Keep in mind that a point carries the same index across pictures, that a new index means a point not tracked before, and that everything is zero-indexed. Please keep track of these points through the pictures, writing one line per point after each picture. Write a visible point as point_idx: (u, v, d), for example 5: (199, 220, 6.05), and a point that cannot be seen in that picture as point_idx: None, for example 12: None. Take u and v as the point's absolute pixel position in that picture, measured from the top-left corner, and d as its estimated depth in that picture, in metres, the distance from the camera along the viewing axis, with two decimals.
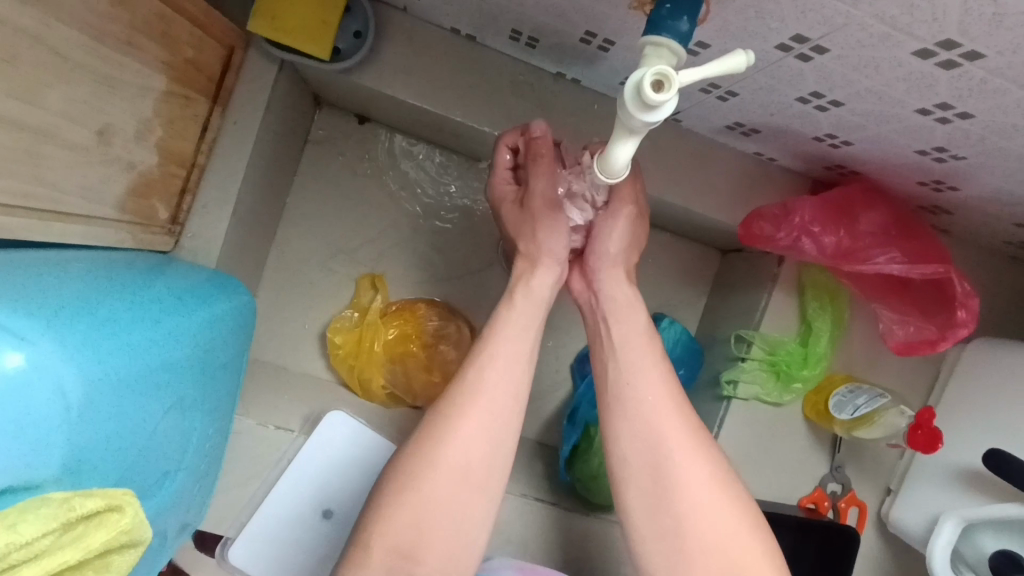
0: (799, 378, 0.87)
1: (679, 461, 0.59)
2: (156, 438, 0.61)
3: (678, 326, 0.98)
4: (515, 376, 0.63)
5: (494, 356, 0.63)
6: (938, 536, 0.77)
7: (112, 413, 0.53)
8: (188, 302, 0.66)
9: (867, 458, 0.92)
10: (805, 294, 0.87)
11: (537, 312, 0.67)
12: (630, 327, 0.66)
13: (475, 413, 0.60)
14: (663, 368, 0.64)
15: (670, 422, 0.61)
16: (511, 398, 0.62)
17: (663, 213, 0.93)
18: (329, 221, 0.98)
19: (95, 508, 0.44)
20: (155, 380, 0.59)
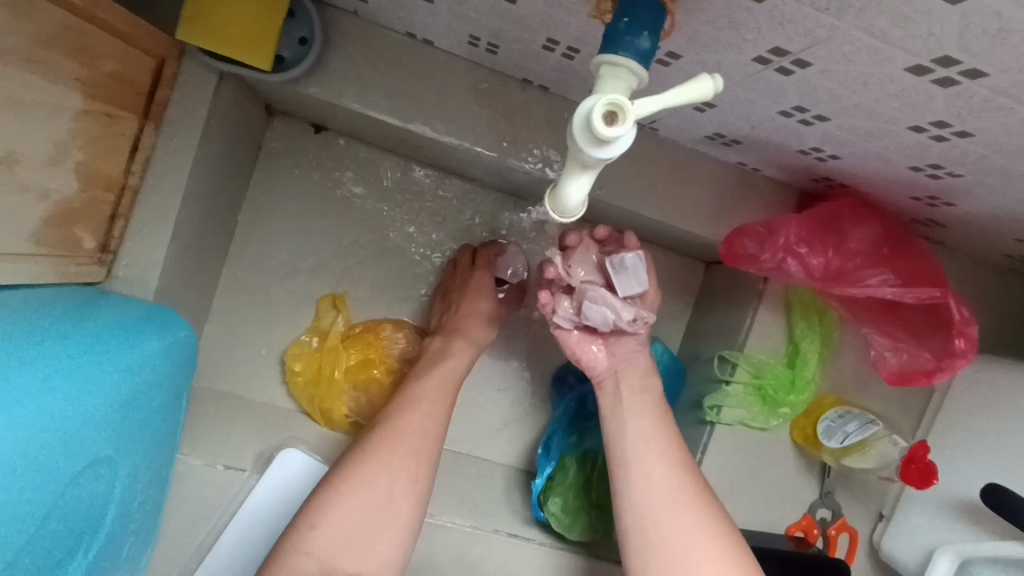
0: (785, 403, 0.82)
1: (656, 501, 0.65)
2: (72, 500, 0.54)
3: (659, 345, 0.92)
4: (424, 442, 0.70)
5: (415, 399, 0.74)
6: (932, 571, 0.73)
7: (9, 481, 0.47)
8: (115, 348, 0.59)
9: (856, 482, 0.88)
10: (792, 313, 0.82)
11: (450, 386, 0.77)
12: (625, 387, 0.73)
13: (383, 468, 0.67)
14: (668, 442, 0.70)
15: (675, 489, 0.66)
16: (422, 446, 0.70)
17: (641, 225, 0.87)
18: (286, 237, 0.91)
19: None
20: (60, 446, 0.52)
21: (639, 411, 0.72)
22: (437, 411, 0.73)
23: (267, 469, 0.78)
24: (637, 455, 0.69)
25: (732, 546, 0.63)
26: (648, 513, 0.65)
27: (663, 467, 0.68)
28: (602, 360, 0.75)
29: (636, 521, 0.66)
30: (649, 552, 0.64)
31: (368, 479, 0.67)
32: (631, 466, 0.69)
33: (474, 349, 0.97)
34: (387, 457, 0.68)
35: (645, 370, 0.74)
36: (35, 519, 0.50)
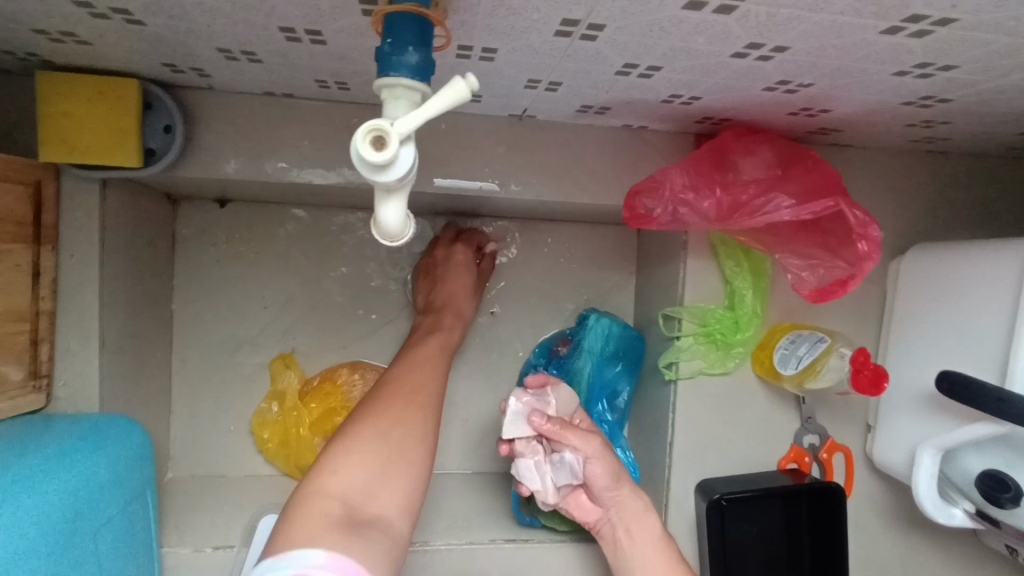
0: (737, 342, 0.82)
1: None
2: None
3: (606, 318, 0.90)
4: (422, 388, 0.67)
5: (400, 372, 0.68)
6: (920, 472, 0.71)
7: None
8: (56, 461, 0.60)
9: (837, 401, 0.87)
10: (719, 255, 0.81)
11: (446, 353, 0.75)
12: (631, 511, 0.76)
13: (384, 422, 0.61)
14: (665, 551, 0.74)
15: None
16: (413, 417, 0.63)
17: (555, 209, 0.87)
18: (221, 314, 0.92)
19: None
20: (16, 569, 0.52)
21: (641, 530, 0.75)
22: (431, 367, 0.70)
23: (252, 539, 0.78)
24: (644, 567, 0.74)
25: None
26: None
27: (660, 573, 0.73)
28: (595, 513, 0.78)
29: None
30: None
31: (367, 445, 0.60)
32: None
33: None
34: (386, 414, 0.62)
35: (642, 511, 0.76)
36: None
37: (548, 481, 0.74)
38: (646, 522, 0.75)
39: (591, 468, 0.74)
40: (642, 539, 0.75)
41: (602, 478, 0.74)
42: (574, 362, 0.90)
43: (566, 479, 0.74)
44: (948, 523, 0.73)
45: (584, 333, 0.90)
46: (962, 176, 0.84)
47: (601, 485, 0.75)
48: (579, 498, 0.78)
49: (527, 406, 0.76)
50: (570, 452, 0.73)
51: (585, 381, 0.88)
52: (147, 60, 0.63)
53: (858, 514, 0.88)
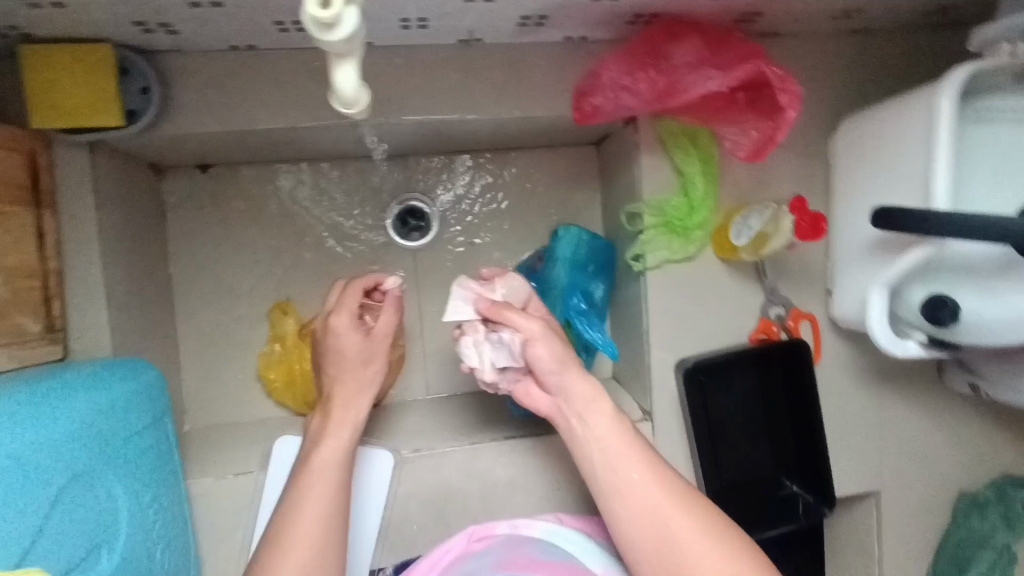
0: (694, 227, 0.88)
1: (630, 490, 0.70)
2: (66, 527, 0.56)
3: (574, 228, 0.96)
4: (324, 515, 0.72)
5: (321, 458, 0.75)
6: (871, 310, 0.78)
7: None
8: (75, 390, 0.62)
9: (797, 273, 0.94)
10: (669, 148, 0.87)
11: (337, 472, 0.75)
12: (581, 397, 0.74)
13: (294, 555, 0.68)
14: (620, 435, 0.73)
15: (641, 479, 0.70)
16: (330, 534, 0.71)
17: (515, 131, 0.93)
18: (216, 273, 0.98)
19: None
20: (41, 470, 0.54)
21: (594, 414, 0.73)
22: (331, 481, 0.74)
23: (270, 463, 0.84)
24: (612, 451, 0.72)
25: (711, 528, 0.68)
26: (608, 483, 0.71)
27: (620, 462, 0.72)
28: (544, 403, 0.76)
29: (612, 496, 0.71)
30: (630, 508, 0.70)
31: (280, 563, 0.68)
32: (631, 500, 0.70)
33: (425, 304, 1.04)
34: (305, 512, 0.71)
35: (594, 394, 0.74)
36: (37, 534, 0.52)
37: (485, 358, 0.74)
38: (599, 406, 0.73)
39: (530, 345, 0.72)
40: (595, 429, 0.73)
41: (545, 358, 0.73)
42: (548, 272, 0.96)
43: (506, 359, 0.74)
44: (904, 355, 0.80)
45: (557, 244, 0.96)
46: (884, 51, 0.90)
47: (541, 367, 0.73)
48: (529, 386, 0.77)
49: (474, 292, 0.79)
50: (506, 330, 0.74)
51: (559, 283, 0.94)
52: (117, 19, 0.68)
53: (828, 375, 0.96)
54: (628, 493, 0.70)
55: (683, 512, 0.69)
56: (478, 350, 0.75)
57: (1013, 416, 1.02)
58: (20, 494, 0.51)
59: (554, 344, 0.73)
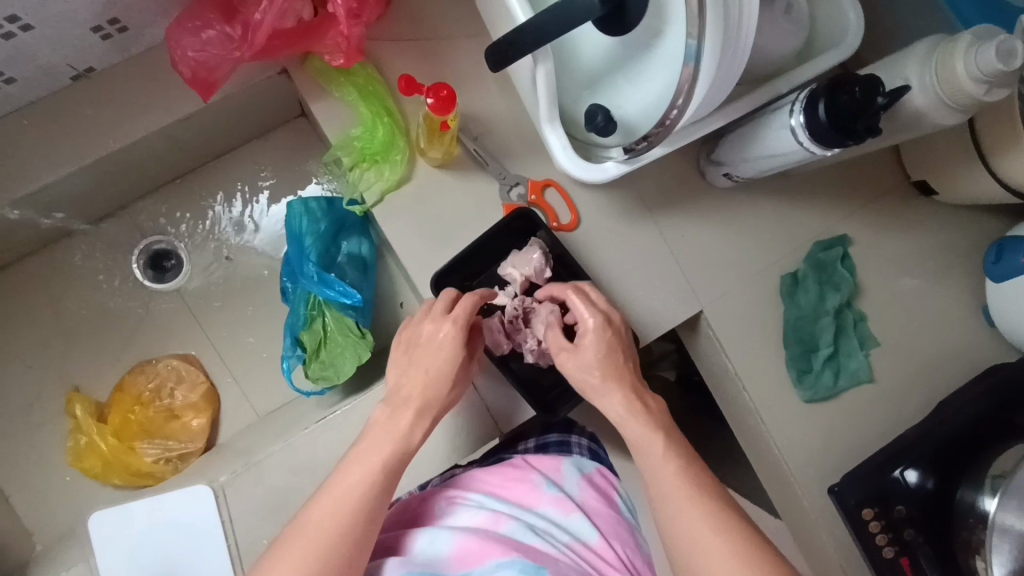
0: (388, 146, 0.87)
1: (683, 522, 0.66)
2: None
3: (294, 200, 0.94)
4: (365, 480, 0.68)
5: (355, 455, 0.70)
6: (553, 149, 0.76)
7: None
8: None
9: (515, 146, 0.93)
10: (331, 86, 0.88)
11: (394, 472, 0.70)
12: (638, 429, 0.74)
13: (314, 524, 0.65)
14: (628, 399, 0.76)
15: (671, 483, 0.69)
16: (370, 497, 0.67)
17: (201, 133, 0.93)
18: (3, 393, 0.98)
19: None
20: None
21: (625, 404, 0.76)
22: (374, 470, 0.69)
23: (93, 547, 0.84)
24: (663, 475, 0.70)
25: (729, 520, 0.66)
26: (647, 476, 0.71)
27: (649, 448, 0.72)
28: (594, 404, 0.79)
29: (662, 509, 0.69)
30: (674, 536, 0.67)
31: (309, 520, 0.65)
32: (665, 503, 0.69)
33: (216, 333, 1.02)
34: (320, 508, 0.66)
35: (626, 400, 0.76)
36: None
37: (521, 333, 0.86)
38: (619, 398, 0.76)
39: (583, 335, 0.79)
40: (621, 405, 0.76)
41: (577, 359, 0.79)
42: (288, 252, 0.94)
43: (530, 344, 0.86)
44: (606, 178, 0.77)
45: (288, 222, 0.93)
46: None
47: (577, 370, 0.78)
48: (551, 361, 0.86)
49: (522, 269, 0.87)
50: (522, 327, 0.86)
51: (297, 255, 0.90)
52: None
53: (595, 225, 0.95)
54: (681, 529, 0.66)
55: (696, 507, 0.67)
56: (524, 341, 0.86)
57: (798, 184, 1.01)
58: None
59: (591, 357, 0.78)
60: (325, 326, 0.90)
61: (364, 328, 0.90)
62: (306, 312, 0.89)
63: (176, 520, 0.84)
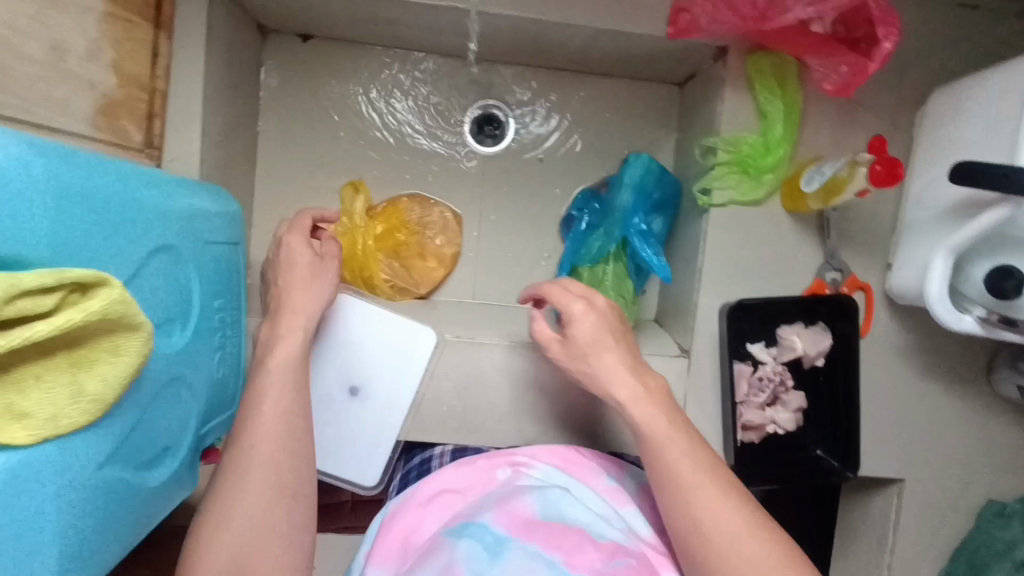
0: (766, 169, 0.88)
1: (693, 500, 0.59)
2: (144, 279, 0.58)
3: (644, 157, 0.96)
4: (271, 448, 0.64)
5: (273, 357, 0.68)
6: (931, 276, 0.77)
7: (89, 221, 0.51)
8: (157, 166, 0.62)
9: (859, 236, 0.92)
10: (755, 86, 0.87)
11: (288, 401, 0.66)
12: (662, 436, 0.63)
13: (253, 467, 0.63)
14: (678, 425, 0.64)
15: (715, 509, 0.59)
16: (286, 460, 0.64)
17: (606, 50, 0.94)
18: (299, 142, 1.03)
19: (46, 281, 0.41)
20: (128, 211, 0.56)
21: (670, 441, 0.62)
22: (280, 409, 0.66)
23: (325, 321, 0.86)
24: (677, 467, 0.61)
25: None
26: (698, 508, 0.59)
27: (702, 483, 0.60)
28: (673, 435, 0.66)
29: (694, 536, 0.59)
30: (692, 514, 0.59)
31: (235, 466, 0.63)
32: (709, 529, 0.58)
33: (485, 212, 1.07)
34: (258, 443, 0.64)
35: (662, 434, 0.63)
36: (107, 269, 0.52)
37: (758, 389, 0.91)
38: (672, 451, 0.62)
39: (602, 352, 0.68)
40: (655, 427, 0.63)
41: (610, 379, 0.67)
42: (613, 196, 0.96)
43: (757, 403, 0.91)
44: (956, 330, 0.77)
45: (625, 169, 0.97)
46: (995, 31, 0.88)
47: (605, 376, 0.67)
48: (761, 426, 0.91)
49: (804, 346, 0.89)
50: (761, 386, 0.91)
51: (624, 202, 0.94)
52: None
53: (873, 348, 0.93)
54: (683, 519, 0.59)
55: (758, 533, 0.57)
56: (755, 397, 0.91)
57: None
58: (110, 227, 0.54)
59: (616, 372, 0.67)
60: (605, 273, 0.94)
61: (638, 296, 0.93)
62: (600, 253, 0.94)
63: (393, 349, 0.88)
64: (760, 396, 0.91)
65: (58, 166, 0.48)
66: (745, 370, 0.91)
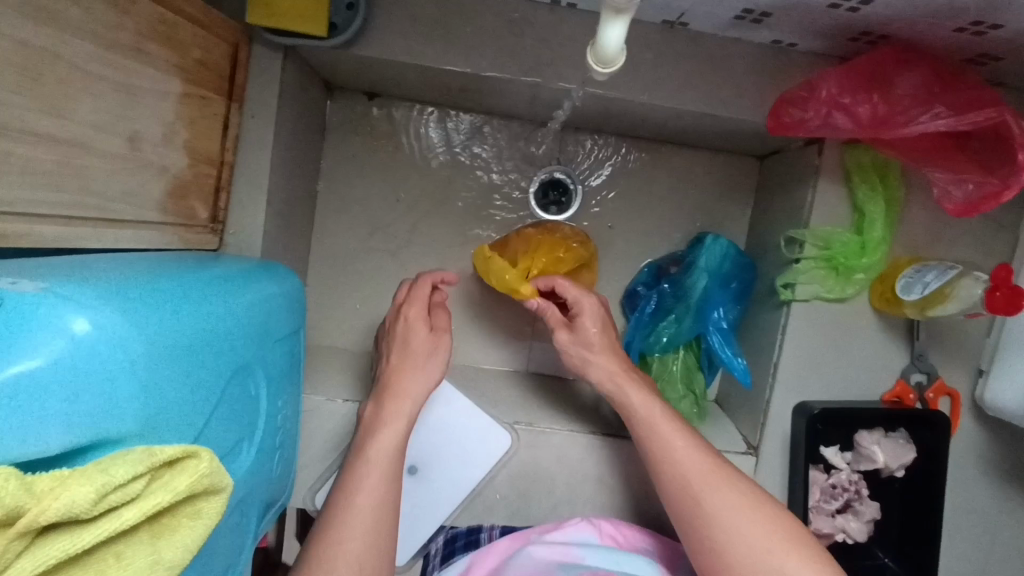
0: (859, 268, 0.82)
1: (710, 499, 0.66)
2: (223, 409, 0.57)
3: (723, 240, 0.92)
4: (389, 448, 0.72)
5: (398, 394, 0.75)
6: None
7: (181, 368, 0.50)
8: (231, 285, 0.60)
9: (950, 340, 0.85)
10: (852, 180, 0.81)
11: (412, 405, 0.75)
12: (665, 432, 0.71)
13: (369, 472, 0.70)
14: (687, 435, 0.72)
15: (717, 489, 0.66)
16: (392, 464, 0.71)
17: (688, 126, 0.89)
18: (358, 202, 1.01)
19: (135, 472, 0.39)
20: (213, 344, 0.55)
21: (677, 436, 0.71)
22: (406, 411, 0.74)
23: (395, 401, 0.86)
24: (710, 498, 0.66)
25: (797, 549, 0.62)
26: (711, 500, 0.66)
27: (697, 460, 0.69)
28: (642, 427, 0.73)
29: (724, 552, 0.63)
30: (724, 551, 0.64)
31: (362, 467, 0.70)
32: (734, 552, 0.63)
33: None
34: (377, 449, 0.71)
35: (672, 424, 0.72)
36: (192, 415, 0.51)
37: (829, 495, 0.86)
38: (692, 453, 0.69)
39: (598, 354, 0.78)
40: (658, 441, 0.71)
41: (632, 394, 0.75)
42: (687, 279, 0.91)
43: (828, 511, 0.86)
44: None
45: (701, 252, 0.93)
46: None
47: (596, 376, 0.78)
48: (830, 534, 0.87)
49: (885, 457, 0.84)
50: (835, 493, 0.86)
51: (700, 288, 0.89)
52: None
53: (958, 459, 0.87)
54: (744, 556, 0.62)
55: (731, 488, 0.66)
56: (827, 503, 0.86)
57: None
58: (198, 367, 0.52)
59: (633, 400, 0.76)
60: (674, 365, 0.91)
61: (707, 390, 0.91)
62: (671, 344, 0.91)
63: (462, 430, 0.88)
64: (833, 503, 0.86)
65: (150, 325, 0.46)
66: (818, 475, 0.86)
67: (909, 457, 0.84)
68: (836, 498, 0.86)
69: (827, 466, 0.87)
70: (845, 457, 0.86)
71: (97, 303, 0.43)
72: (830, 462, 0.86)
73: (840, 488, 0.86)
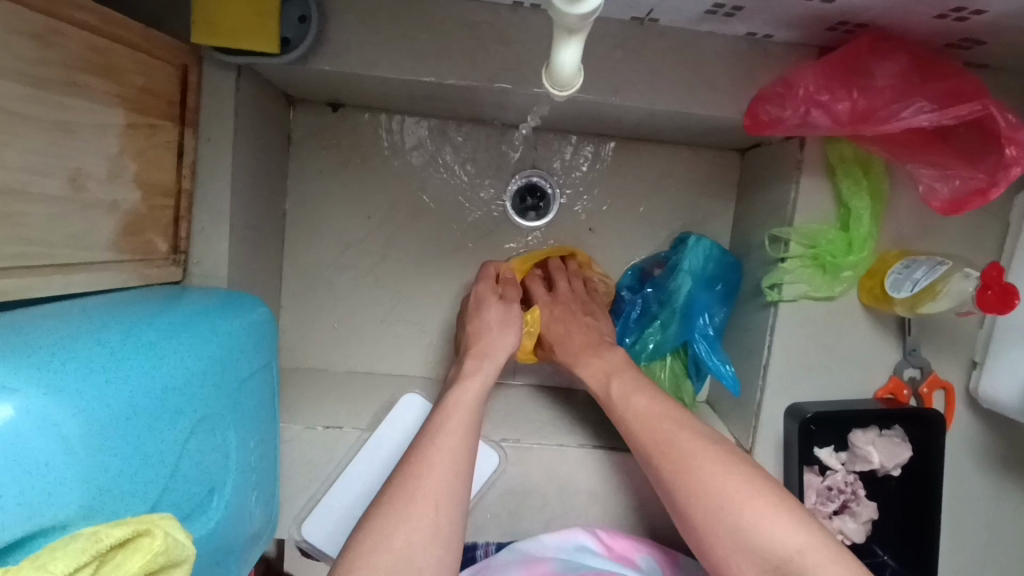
0: (846, 266, 0.79)
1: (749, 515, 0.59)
2: (185, 463, 0.54)
3: (706, 240, 0.91)
4: (458, 453, 0.68)
5: (458, 400, 0.73)
6: None
7: (129, 433, 0.47)
8: (191, 327, 0.57)
9: (942, 332, 0.83)
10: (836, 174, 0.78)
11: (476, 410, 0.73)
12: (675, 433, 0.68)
13: (432, 476, 0.65)
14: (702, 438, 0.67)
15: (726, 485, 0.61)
16: (460, 469, 0.67)
17: (664, 124, 0.86)
18: (329, 218, 0.97)
19: (76, 565, 0.36)
20: (168, 399, 0.52)
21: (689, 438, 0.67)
22: (466, 417, 0.71)
23: (378, 427, 0.84)
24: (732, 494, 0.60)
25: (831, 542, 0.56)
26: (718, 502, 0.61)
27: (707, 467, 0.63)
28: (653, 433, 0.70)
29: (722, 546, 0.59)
30: (724, 546, 0.60)
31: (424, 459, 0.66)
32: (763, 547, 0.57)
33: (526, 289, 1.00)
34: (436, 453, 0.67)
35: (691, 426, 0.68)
36: (144, 480, 0.49)
37: (826, 497, 0.85)
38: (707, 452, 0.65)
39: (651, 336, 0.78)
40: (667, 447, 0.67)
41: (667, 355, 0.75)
42: (672, 282, 0.90)
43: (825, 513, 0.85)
44: None
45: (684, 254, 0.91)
46: None
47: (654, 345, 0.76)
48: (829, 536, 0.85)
49: (880, 456, 0.82)
50: (831, 494, 0.84)
51: (684, 294, 0.88)
52: None
53: (952, 453, 0.85)
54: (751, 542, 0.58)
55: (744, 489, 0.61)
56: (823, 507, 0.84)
57: None
58: (150, 428, 0.50)
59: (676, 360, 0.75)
60: (661, 372, 0.90)
61: (695, 395, 0.90)
62: (657, 350, 0.89)
63: None
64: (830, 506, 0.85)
65: (88, 395, 0.44)
66: (813, 479, 0.84)
67: (906, 455, 0.82)
68: (834, 499, 0.85)
69: (823, 467, 0.85)
70: (840, 456, 0.84)
71: (22, 383, 0.40)
72: (825, 463, 0.84)
73: (835, 489, 0.85)
